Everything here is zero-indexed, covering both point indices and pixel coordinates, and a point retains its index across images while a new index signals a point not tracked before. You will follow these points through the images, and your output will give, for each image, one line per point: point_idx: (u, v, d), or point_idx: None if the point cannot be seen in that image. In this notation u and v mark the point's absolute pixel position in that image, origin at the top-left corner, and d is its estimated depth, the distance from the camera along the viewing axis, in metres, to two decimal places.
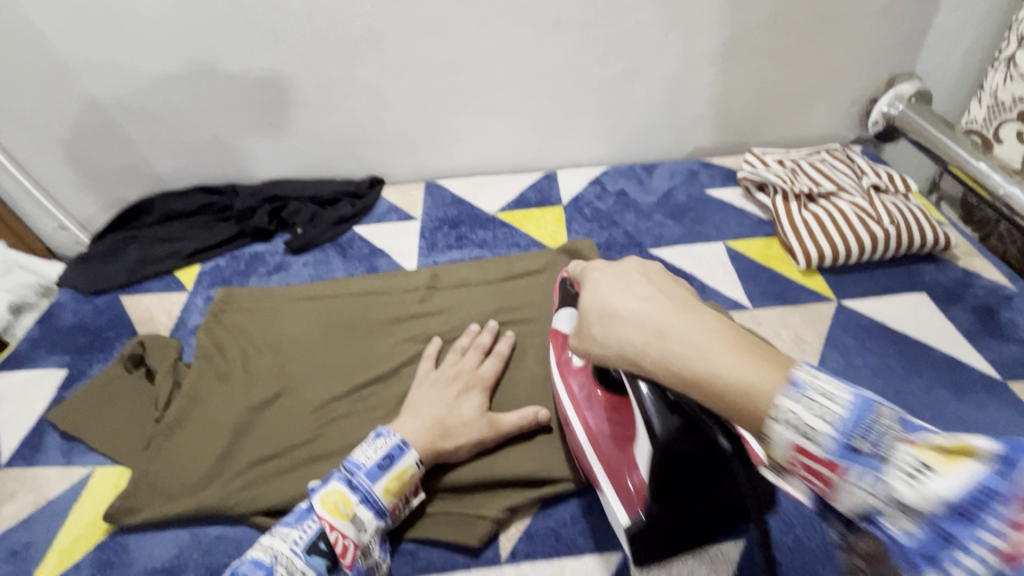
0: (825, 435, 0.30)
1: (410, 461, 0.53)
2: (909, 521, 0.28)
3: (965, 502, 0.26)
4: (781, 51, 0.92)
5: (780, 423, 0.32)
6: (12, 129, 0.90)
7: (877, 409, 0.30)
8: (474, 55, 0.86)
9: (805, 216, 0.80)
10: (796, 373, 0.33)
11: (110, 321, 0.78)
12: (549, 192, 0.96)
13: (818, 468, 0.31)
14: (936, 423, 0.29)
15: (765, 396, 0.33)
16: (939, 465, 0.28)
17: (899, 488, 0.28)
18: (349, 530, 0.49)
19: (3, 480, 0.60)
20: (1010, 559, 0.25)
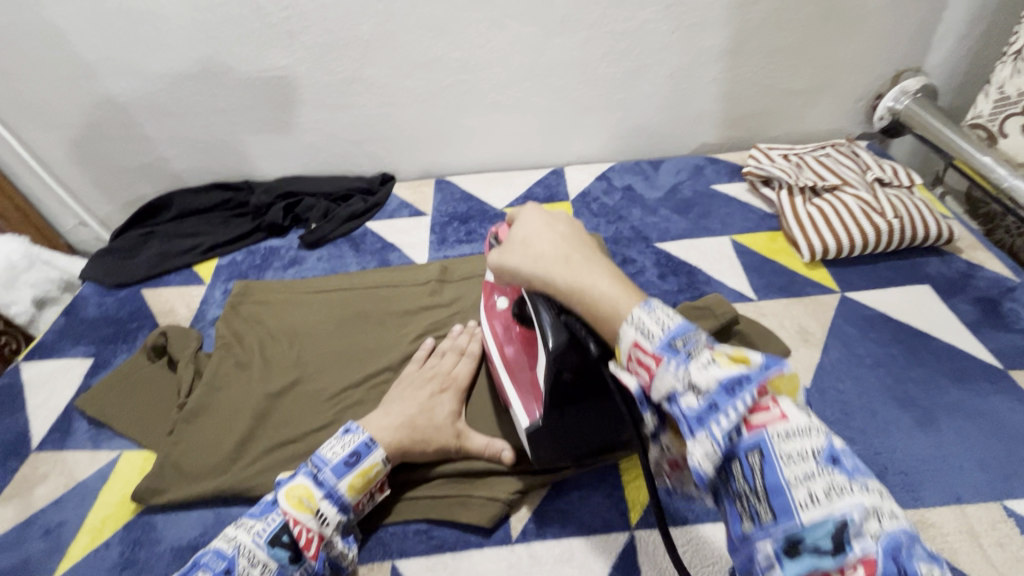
0: (701, 381, 0.34)
1: (376, 458, 0.54)
2: (696, 399, 0.34)
3: (736, 388, 0.34)
4: (785, 47, 0.93)
5: (663, 368, 0.36)
6: (36, 128, 0.93)
7: (738, 364, 0.35)
8: (483, 54, 0.88)
9: (809, 210, 0.81)
10: (676, 328, 0.37)
11: (132, 314, 0.81)
12: (557, 187, 0.98)
13: (645, 360, 0.37)
14: (781, 374, 0.34)
15: (650, 339, 0.37)
16: (787, 414, 0.33)
17: (696, 376, 0.34)
18: (314, 524, 0.50)
19: (35, 463, 0.63)
20: (798, 461, 0.31)
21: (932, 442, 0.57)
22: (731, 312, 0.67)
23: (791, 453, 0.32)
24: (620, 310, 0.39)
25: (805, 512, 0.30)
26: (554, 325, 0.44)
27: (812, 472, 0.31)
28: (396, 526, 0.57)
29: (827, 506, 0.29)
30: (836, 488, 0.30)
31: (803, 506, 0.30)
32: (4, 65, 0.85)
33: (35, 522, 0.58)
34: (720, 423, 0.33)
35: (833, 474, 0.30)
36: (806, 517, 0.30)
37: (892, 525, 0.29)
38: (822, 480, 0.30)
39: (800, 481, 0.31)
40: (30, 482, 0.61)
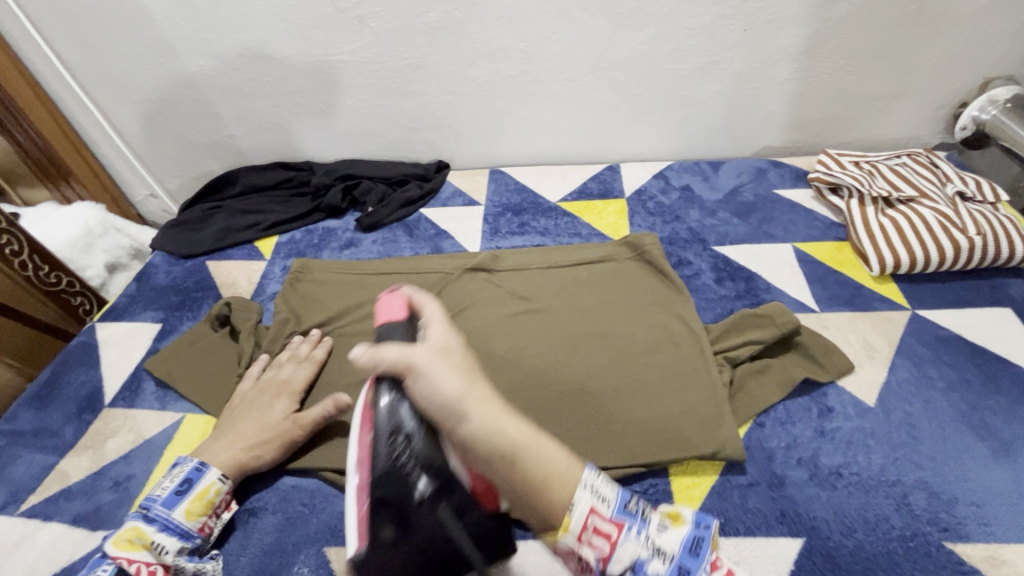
0: (665, 545, 0.41)
1: (211, 479, 0.56)
2: (663, 562, 0.40)
3: (697, 548, 0.41)
4: (865, 49, 0.88)
5: (624, 534, 0.41)
6: (117, 102, 0.98)
7: (679, 521, 0.43)
8: (548, 45, 0.87)
9: (882, 221, 0.77)
10: (620, 496, 0.42)
11: (198, 284, 0.84)
12: (612, 184, 0.97)
13: (603, 528, 0.41)
14: (714, 530, 0.43)
15: (605, 504, 0.41)
16: (736, 572, 0.41)
17: (659, 541, 0.41)
18: (151, 557, 0.51)
19: (106, 418, 0.67)
20: None
21: (1007, 475, 0.54)
22: (793, 322, 0.65)
23: None
24: (567, 479, 0.41)
25: None
26: (391, 446, 0.45)
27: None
28: None
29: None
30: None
31: None
32: (92, 40, 0.90)
33: (105, 474, 0.61)
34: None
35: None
36: None
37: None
38: None
39: None
40: (102, 436, 0.65)
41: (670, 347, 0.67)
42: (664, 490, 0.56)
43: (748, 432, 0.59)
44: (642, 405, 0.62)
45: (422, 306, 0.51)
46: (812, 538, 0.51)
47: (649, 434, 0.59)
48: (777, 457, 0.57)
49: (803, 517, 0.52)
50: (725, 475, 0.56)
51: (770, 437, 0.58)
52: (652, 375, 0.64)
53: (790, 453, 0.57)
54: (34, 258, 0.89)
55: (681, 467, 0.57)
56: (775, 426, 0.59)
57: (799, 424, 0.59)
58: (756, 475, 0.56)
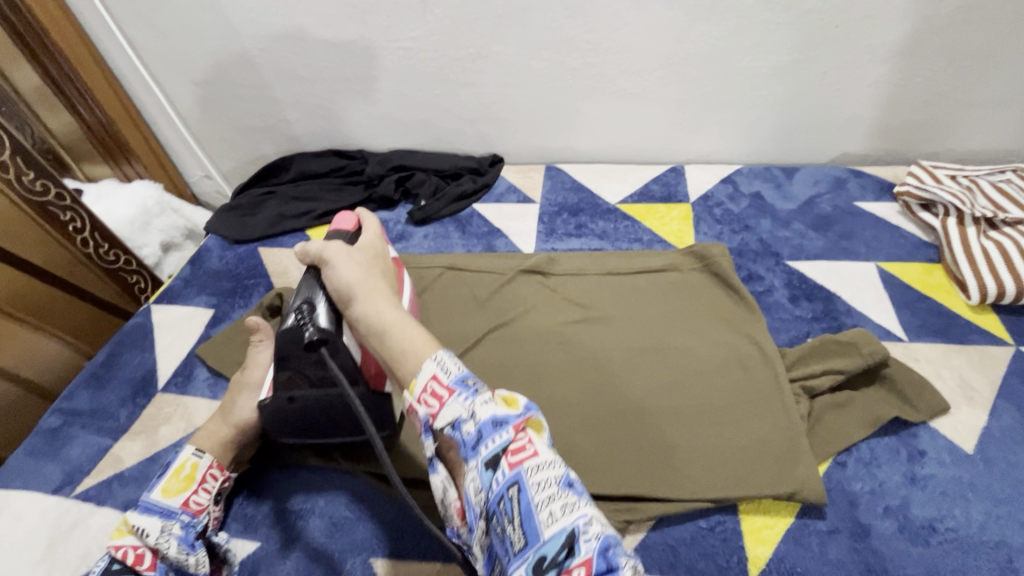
0: (480, 412, 0.45)
1: (183, 455, 0.56)
2: (473, 428, 0.45)
3: (502, 424, 0.44)
4: (972, 51, 0.80)
5: (452, 398, 0.46)
6: (178, 82, 0.98)
7: (508, 405, 0.46)
8: (618, 37, 0.82)
9: (985, 245, 0.70)
10: (460, 372, 0.48)
11: (249, 271, 0.84)
12: (675, 187, 0.91)
13: (439, 392, 0.47)
14: (535, 416, 0.46)
15: (444, 372, 0.48)
16: (540, 452, 0.44)
17: (477, 410, 0.45)
18: (138, 540, 0.52)
19: (159, 403, 0.67)
20: (546, 486, 0.42)
21: None
22: (882, 353, 0.59)
23: (540, 481, 0.42)
24: (420, 354, 0.49)
25: (548, 528, 0.40)
26: (297, 312, 0.51)
27: (556, 495, 0.42)
28: None
29: (564, 518, 0.41)
30: (569, 504, 0.41)
31: (546, 524, 0.40)
32: (156, 20, 0.90)
33: (157, 461, 0.61)
34: (489, 449, 0.44)
35: (568, 493, 0.42)
36: (547, 532, 0.40)
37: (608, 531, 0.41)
38: (561, 500, 0.41)
39: (546, 504, 0.41)
40: (155, 422, 0.65)
41: (740, 369, 0.62)
42: (733, 528, 0.52)
43: (827, 472, 0.54)
44: (709, 432, 0.57)
45: (366, 221, 0.62)
46: None
47: (718, 465, 0.55)
48: (861, 504, 0.52)
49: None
50: (802, 518, 0.52)
51: (852, 479, 0.54)
52: (720, 400, 0.60)
53: (875, 500, 0.52)
54: (95, 236, 0.90)
55: (752, 504, 0.53)
56: (859, 468, 0.54)
57: (886, 468, 0.54)
58: (836, 522, 0.51)
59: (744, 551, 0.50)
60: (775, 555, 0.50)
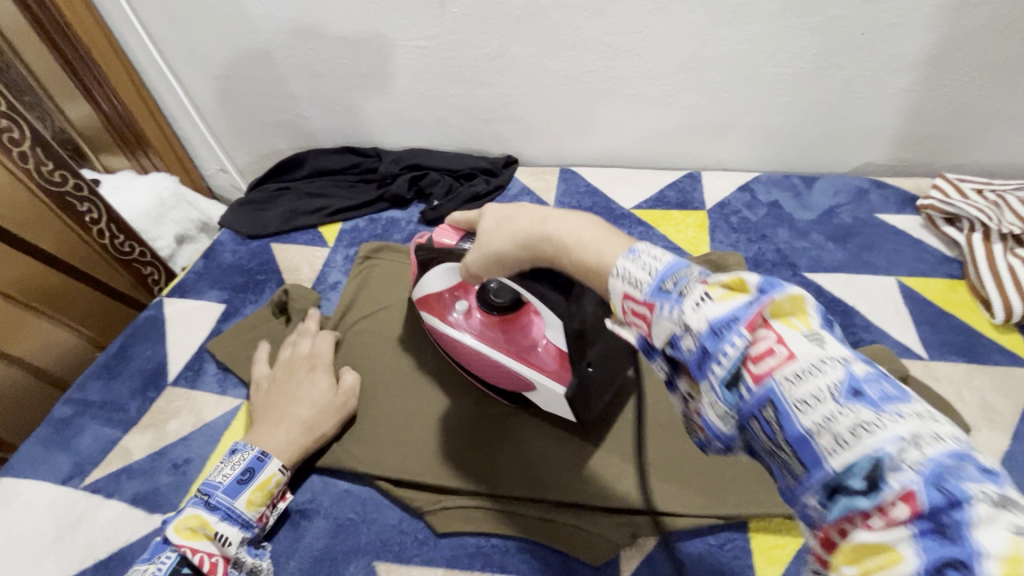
0: (693, 321, 0.30)
1: (273, 469, 0.54)
2: (693, 342, 0.30)
3: (725, 328, 0.29)
4: (1004, 62, 0.78)
5: (656, 314, 0.32)
6: (197, 77, 0.99)
7: (738, 294, 0.30)
8: (638, 40, 0.81)
9: (1011, 262, 0.68)
10: (669, 264, 0.33)
11: (261, 266, 0.84)
12: (692, 193, 0.90)
13: (638, 310, 0.33)
14: (779, 300, 0.29)
15: (636, 286, 0.33)
16: (795, 352, 0.28)
17: (689, 317, 0.30)
18: (213, 548, 0.49)
19: (168, 397, 0.67)
20: (814, 403, 0.26)
21: None
22: (899, 370, 0.58)
23: (808, 395, 0.27)
24: (602, 260, 0.36)
25: (834, 457, 0.26)
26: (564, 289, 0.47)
27: (832, 412, 0.26)
28: (497, 538, 0.54)
29: (857, 443, 0.25)
30: (862, 422, 0.25)
31: (831, 451, 0.26)
32: (175, 13, 0.90)
33: (164, 455, 0.61)
34: (722, 363, 0.29)
35: (858, 409, 0.26)
36: (835, 463, 0.26)
37: (933, 449, 0.24)
38: (845, 418, 0.26)
39: (824, 425, 0.26)
40: (164, 416, 0.65)
41: None
42: (742, 545, 0.51)
43: None
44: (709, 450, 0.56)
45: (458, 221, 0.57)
46: None
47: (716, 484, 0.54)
48: None
49: None
50: None
51: None
52: None
53: None
54: (111, 227, 0.91)
55: (762, 522, 0.52)
56: None
57: None
58: None
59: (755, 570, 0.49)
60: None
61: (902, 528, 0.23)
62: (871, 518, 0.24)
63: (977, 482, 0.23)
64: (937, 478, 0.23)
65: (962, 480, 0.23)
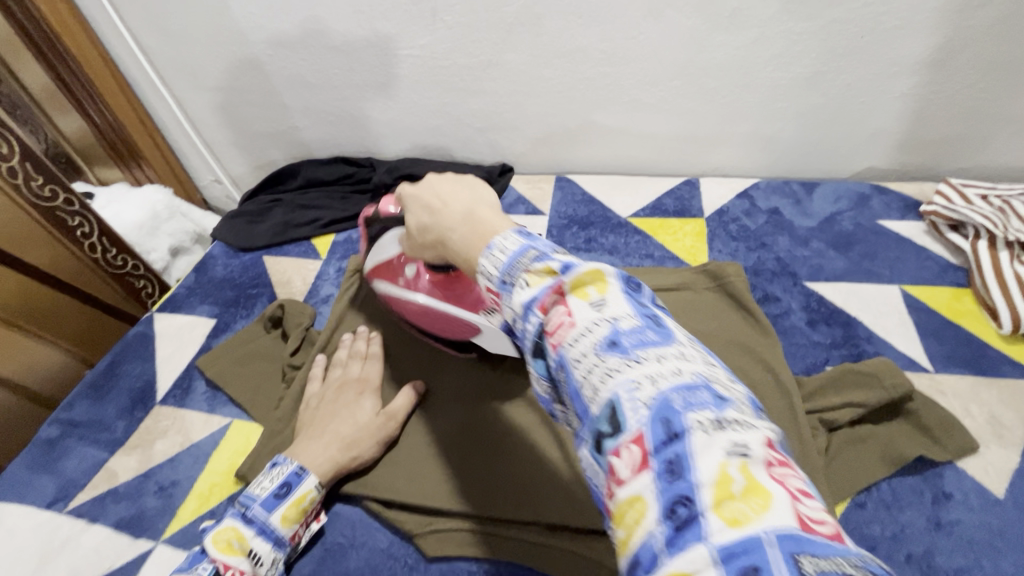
0: (517, 305, 0.33)
1: (309, 486, 0.53)
2: (518, 322, 0.33)
3: (533, 305, 0.32)
4: (1008, 64, 0.76)
5: (502, 303, 0.34)
6: (189, 88, 0.98)
7: (546, 277, 0.32)
8: (633, 47, 0.80)
9: (1019, 270, 0.66)
10: (515, 251, 0.35)
11: (253, 280, 0.83)
12: (690, 201, 0.88)
13: (495, 299, 0.35)
14: (584, 273, 0.32)
15: (487, 277, 0.36)
16: (578, 320, 0.30)
17: (513, 303, 0.33)
18: (246, 566, 0.48)
19: (157, 416, 0.66)
20: (582, 359, 0.29)
21: None
22: (906, 387, 0.56)
23: (582, 354, 0.29)
24: (489, 232, 0.38)
25: (591, 402, 0.28)
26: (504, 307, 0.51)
27: (591, 366, 0.28)
28: (490, 563, 0.53)
29: (604, 389, 0.27)
30: (607, 371, 0.28)
31: (591, 398, 0.28)
32: (166, 24, 0.89)
33: (151, 477, 0.60)
34: (531, 331, 0.32)
35: (608, 359, 0.28)
36: (593, 408, 0.28)
37: (665, 385, 0.27)
38: (601, 368, 0.28)
39: (588, 378, 0.28)
40: (151, 435, 0.64)
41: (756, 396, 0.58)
42: None
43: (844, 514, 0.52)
44: None
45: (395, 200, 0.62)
46: None
47: None
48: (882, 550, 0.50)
49: None
50: None
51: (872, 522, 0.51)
52: None
53: (896, 545, 0.50)
54: (103, 241, 0.90)
55: None
56: (880, 511, 0.52)
57: (909, 514, 0.51)
58: None
59: None
60: None
61: (642, 468, 0.25)
62: (618, 459, 0.26)
63: (699, 411, 0.26)
64: (665, 412, 0.26)
65: (686, 410, 0.26)
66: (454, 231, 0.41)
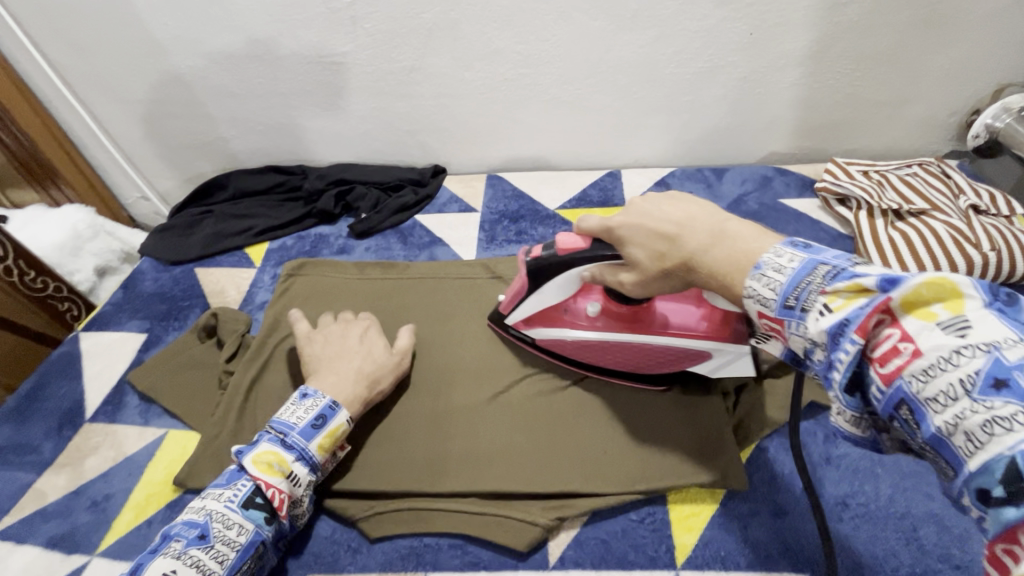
0: (817, 334, 0.33)
1: (342, 419, 0.55)
2: (824, 354, 0.34)
3: (840, 335, 0.32)
4: (876, 54, 0.85)
5: (786, 330, 0.36)
6: (106, 103, 0.96)
7: (858, 296, 0.32)
8: (547, 48, 0.84)
9: (892, 235, 0.75)
10: (796, 272, 0.36)
11: (185, 292, 0.82)
12: (612, 191, 0.95)
13: (774, 325, 0.37)
14: (910, 291, 0.30)
15: (766, 306, 0.37)
16: (924, 349, 0.29)
17: (813, 332, 0.34)
18: (285, 485, 0.51)
19: (87, 433, 0.65)
20: (948, 401, 0.27)
21: None
22: None
23: (941, 392, 0.28)
24: (752, 250, 0.40)
25: (972, 457, 0.26)
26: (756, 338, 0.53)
27: (966, 409, 0.27)
28: (430, 538, 0.55)
29: (993, 443, 0.25)
30: (997, 418, 0.25)
31: (970, 451, 0.26)
32: (76, 38, 0.87)
33: (83, 493, 0.59)
34: (843, 358, 0.32)
35: (995, 403, 0.26)
36: (974, 463, 0.26)
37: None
38: (978, 415, 0.26)
39: (958, 424, 0.27)
40: (82, 453, 0.63)
41: None
42: (661, 518, 0.55)
43: (748, 458, 0.58)
44: (630, 426, 0.60)
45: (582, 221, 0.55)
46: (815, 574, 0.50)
47: (635, 461, 0.58)
48: (780, 484, 0.56)
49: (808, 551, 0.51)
50: (725, 504, 0.55)
51: (773, 464, 0.57)
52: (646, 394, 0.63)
53: (795, 480, 0.56)
54: (20, 263, 0.87)
55: (681, 494, 0.56)
56: (781, 452, 0.58)
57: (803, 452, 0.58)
58: (757, 504, 0.55)
59: (672, 539, 0.53)
60: (699, 541, 0.53)
61: None
62: None
63: None
64: None
65: None
66: (709, 252, 0.42)
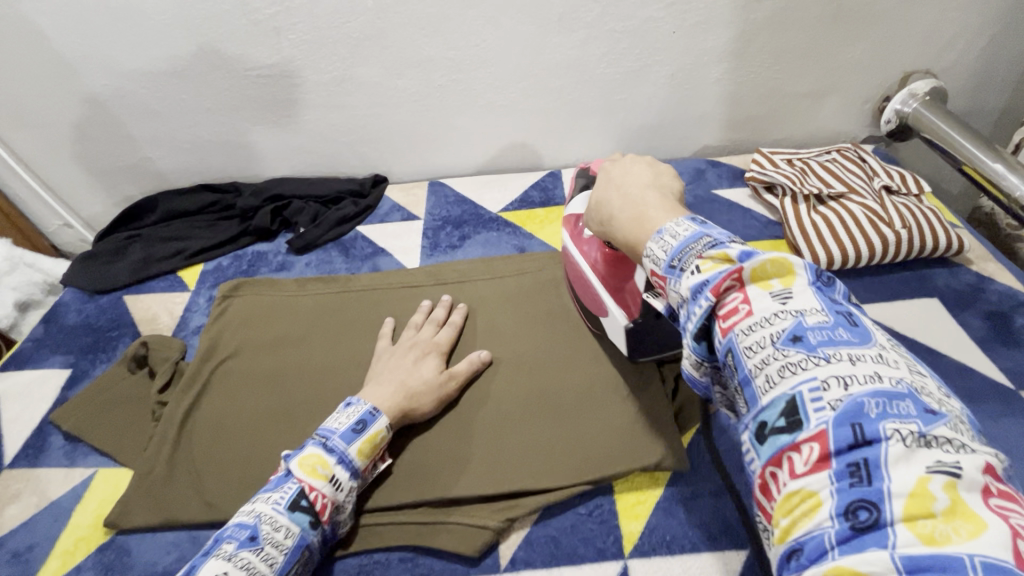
0: (684, 288, 0.36)
1: (382, 425, 0.55)
2: (685, 306, 0.37)
3: (700, 291, 0.35)
4: (792, 49, 0.90)
5: (668, 285, 0.39)
6: (15, 128, 0.90)
7: (723, 263, 0.35)
8: (478, 53, 0.85)
9: (815, 218, 0.78)
10: (688, 237, 0.38)
11: (113, 322, 0.78)
12: (554, 191, 0.96)
13: (660, 280, 0.40)
14: (764, 265, 0.34)
15: (656, 260, 0.40)
16: (755, 310, 0.33)
17: (682, 287, 0.37)
18: (328, 489, 0.50)
19: (6, 480, 0.61)
20: (758, 349, 0.32)
21: None
22: None
23: (757, 343, 0.32)
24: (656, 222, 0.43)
25: (766, 394, 0.31)
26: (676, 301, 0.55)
27: (770, 357, 0.31)
28: (380, 553, 0.54)
29: (783, 383, 0.30)
30: (789, 363, 0.31)
31: (764, 389, 0.31)
32: None
33: (4, 545, 0.56)
34: (698, 311, 0.35)
35: (791, 352, 0.31)
36: (766, 399, 0.31)
37: (858, 389, 0.29)
38: (779, 361, 0.31)
39: (761, 369, 0.31)
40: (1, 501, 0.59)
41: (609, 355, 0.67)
42: (610, 510, 0.56)
43: (691, 441, 0.60)
44: (577, 423, 0.61)
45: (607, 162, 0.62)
46: (757, 549, 0.52)
47: (583, 456, 0.59)
48: (721, 464, 0.58)
49: (749, 528, 0.53)
50: (669, 489, 0.57)
51: (718, 449, 0.59)
52: (589, 389, 0.64)
53: (733, 459, 0.58)
54: None
55: (628, 484, 0.58)
56: (721, 434, 0.60)
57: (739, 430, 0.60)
58: (697, 486, 0.57)
59: (620, 529, 0.54)
60: (645, 528, 0.54)
61: (819, 464, 0.28)
62: (793, 453, 0.29)
63: (895, 420, 0.27)
64: (855, 417, 0.28)
65: (881, 418, 0.28)
66: (622, 210, 0.48)
